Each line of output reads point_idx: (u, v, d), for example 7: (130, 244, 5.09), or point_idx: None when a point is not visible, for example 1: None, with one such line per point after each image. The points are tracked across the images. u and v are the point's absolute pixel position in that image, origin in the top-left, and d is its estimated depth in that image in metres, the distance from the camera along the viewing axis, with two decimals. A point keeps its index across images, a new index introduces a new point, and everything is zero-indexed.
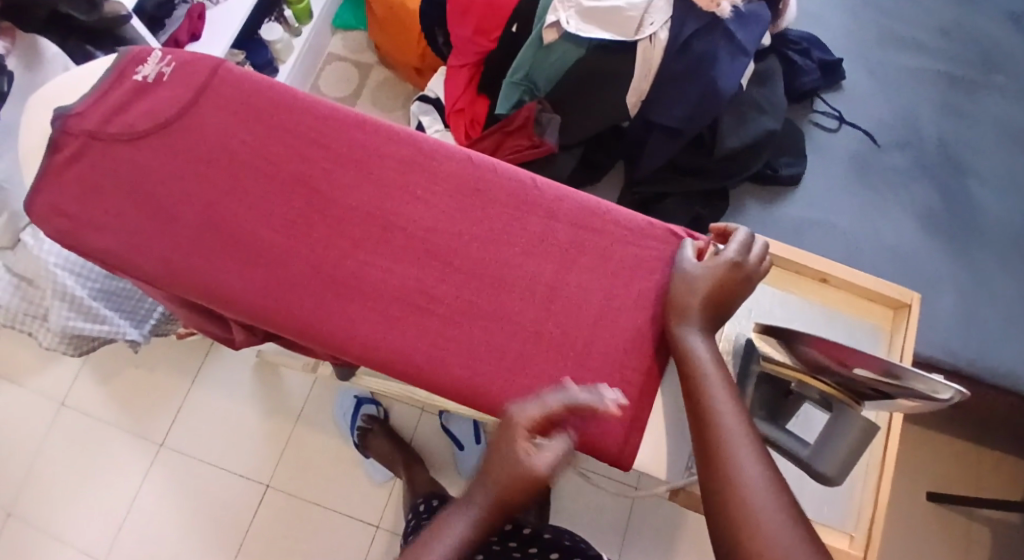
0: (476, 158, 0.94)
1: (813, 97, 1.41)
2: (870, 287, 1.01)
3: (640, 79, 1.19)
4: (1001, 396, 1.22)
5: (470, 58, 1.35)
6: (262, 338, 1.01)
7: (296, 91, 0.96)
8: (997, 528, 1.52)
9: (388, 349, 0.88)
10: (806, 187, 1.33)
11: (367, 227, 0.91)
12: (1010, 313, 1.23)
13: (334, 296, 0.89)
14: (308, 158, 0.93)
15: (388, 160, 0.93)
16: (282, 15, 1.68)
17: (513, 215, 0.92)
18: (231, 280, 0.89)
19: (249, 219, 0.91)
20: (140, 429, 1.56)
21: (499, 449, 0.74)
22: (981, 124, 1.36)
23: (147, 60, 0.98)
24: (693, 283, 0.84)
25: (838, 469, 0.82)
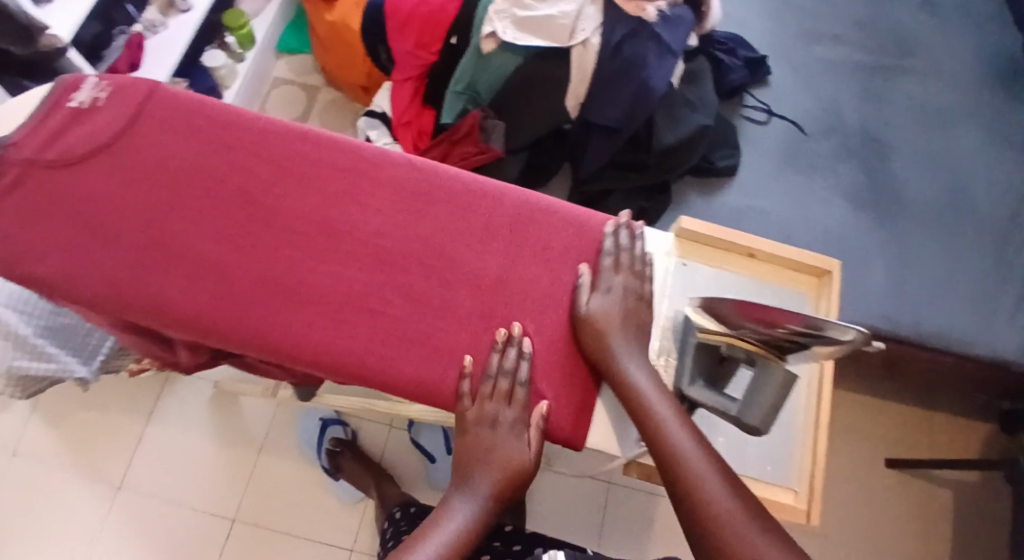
0: (417, 161, 0.97)
1: (743, 94, 1.46)
2: (792, 257, 1.01)
3: (577, 82, 1.22)
4: (936, 357, 1.29)
5: (412, 72, 1.37)
6: (206, 358, 0.99)
7: (234, 107, 0.97)
8: (954, 488, 1.58)
9: (339, 357, 0.88)
10: (745, 175, 1.38)
11: (310, 235, 0.92)
12: (932, 280, 1.31)
13: (282, 305, 0.89)
14: (249, 171, 0.94)
15: (330, 169, 0.95)
16: (223, 40, 1.68)
17: (456, 214, 0.94)
18: (175, 297, 0.88)
19: (192, 234, 0.91)
20: (99, 472, 1.54)
21: (486, 435, 0.86)
22: (898, 107, 1.45)
23: (82, 87, 0.98)
24: (612, 317, 0.89)
25: (764, 419, 0.83)
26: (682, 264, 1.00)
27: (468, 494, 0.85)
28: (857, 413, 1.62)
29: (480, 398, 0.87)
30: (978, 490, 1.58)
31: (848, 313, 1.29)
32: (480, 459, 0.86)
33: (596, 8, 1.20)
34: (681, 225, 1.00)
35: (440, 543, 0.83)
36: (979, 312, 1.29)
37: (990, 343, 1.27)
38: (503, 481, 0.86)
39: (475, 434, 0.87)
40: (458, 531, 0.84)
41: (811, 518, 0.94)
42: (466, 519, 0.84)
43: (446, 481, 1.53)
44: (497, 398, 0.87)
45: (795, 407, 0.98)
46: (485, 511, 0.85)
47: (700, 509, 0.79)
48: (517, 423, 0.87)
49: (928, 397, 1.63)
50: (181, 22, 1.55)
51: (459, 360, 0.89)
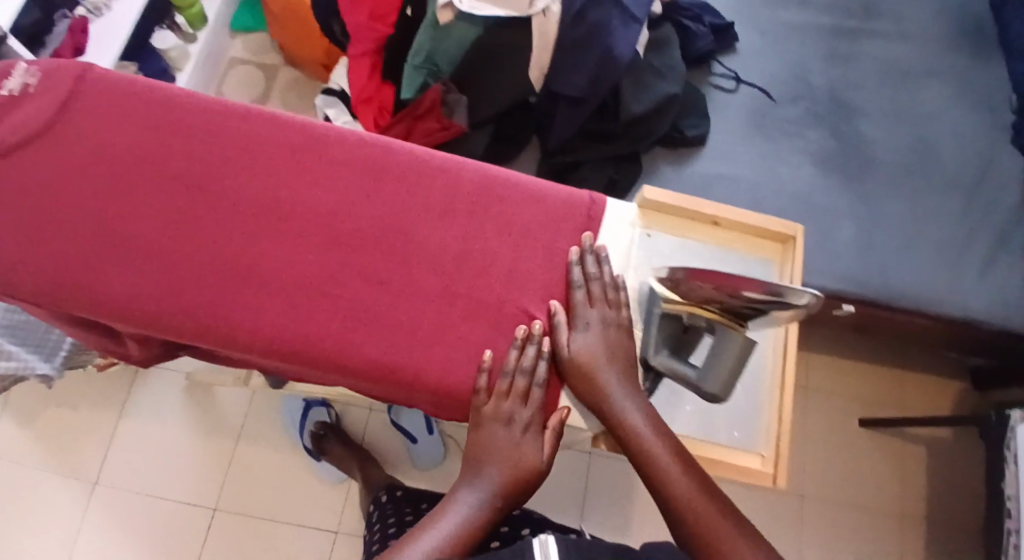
0: (367, 137, 0.94)
1: (710, 61, 1.43)
2: (756, 223, 0.98)
3: (540, 51, 1.19)
4: (905, 317, 1.30)
5: (368, 46, 1.32)
6: (158, 354, 0.95)
7: (172, 88, 0.93)
8: (928, 444, 1.60)
9: (299, 343, 0.86)
10: (714, 143, 1.36)
11: (261, 217, 0.89)
12: (901, 241, 1.31)
13: (233, 291, 0.87)
14: (192, 155, 0.90)
15: (275, 147, 0.91)
16: (175, 21, 1.62)
17: (411, 191, 0.92)
18: (120, 289, 0.86)
19: (135, 223, 0.88)
20: (72, 470, 1.50)
21: (499, 432, 0.84)
22: (865, 69, 1.44)
23: (11, 73, 0.93)
24: (597, 352, 0.86)
25: (724, 386, 0.85)
26: (646, 234, 0.97)
27: (475, 485, 0.83)
28: (833, 375, 1.63)
29: (496, 395, 0.86)
30: (951, 445, 1.60)
31: (820, 277, 1.28)
32: (490, 454, 0.84)
33: None
34: (644, 195, 0.98)
35: (439, 537, 0.79)
36: (946, 271, 1.30)
37: (958, 301, 1.28)
38: (512, 479, 0.83)
39: (489, 430, 0.85)
40: (463, 522, 0.80)
41: (777, 480, 0.92)
42: (467, 513, 0.81)
43: (430, 458, 1.51)
44: (514, 397, 0.86)
45: (759, 370, 0.96)
46: (490, 507, 0.82)
47: (681, 509, 0.81)
48: (532, 424, 0.85)
49: (901, 357, 1.64)
50: (128, 3, 1.48)
51: (425, 342, 0.87)
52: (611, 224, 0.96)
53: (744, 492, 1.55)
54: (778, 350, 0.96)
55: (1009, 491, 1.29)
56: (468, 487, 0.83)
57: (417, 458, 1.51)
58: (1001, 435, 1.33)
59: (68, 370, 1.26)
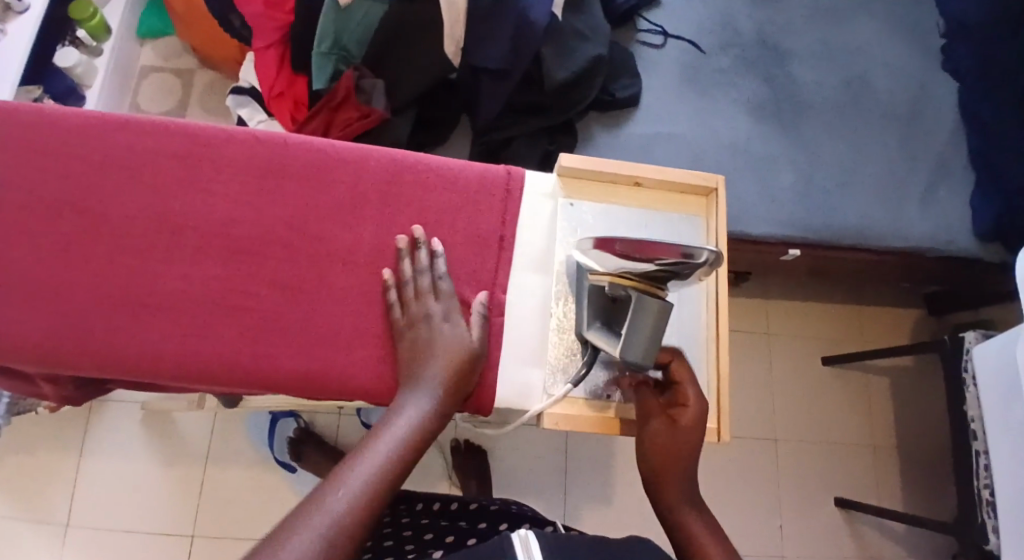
0: (260, 134, 0.87)
1: (635, 18, 1.39)
2: (678, 180, 0.93)
3: (452, 25, 1.15)
4: (855, 255, 1.30)
5: (273, 37, 1.26)
6: (82, 388, 0.89)
7: (39, 104, 0.85)
8: (894, 375, 1.61)
9: (225, 363, 0.81)
10: (646, 101, 1.33)
11: (160, 235, 0.83)
12: (844, 179, 1.30)
13: (142, 314, 0.81)
14: (71, 175, 0.83)
15: (163, 157, 0.84)
16: (75, 36, 1.51)
17: (315, 187, 0.86)
18: (18, 331, 0.80)
19: (29, 258, 0.82)
20: (34, 518, 1.41)
21: (425, 334, 0.81)
22: (790, 9, 1.42)
23: None
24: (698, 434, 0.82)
25: (646, 353, 0.78)
26: (568, 204, 0.92)
27: (416, 390, 0.78)
28: (799, 319, 1.63)
29: (408, 304, 0.82)
30: (918, 374, 1.61)
31: (770, 225, 1.26)
32: (423, 357, 0.80)
33: None
34: (562, 163, 0.91)
35: (392, 443, 0.74)
36: (887, 203, 1.29)
37: (903, 233, 1.28)
38: (456, 371, 0.79)
39: (411, 337, 0.81)
40: (411, 425, 0.76)
41: (721, 434, 0.90)
42: (419, 416, 0.76)
43: None
44: (422, 298, 0.82)
45: (693, 330, 0.93)
46: (438, 405, 0.78)
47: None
48: (449, 314, 0.82)
49: (858, 293, 1.65)
50: (21, 23, 1.39)
51: (360, 345, 0.83)
52: (528, 201, 0.91)
53: (719, 446, 1.54)
54: (711, 306, 0.93)
55: (973, 414, 1.31)
56: (413, 392, 0.78)
57: None
58: (958, 360, 1.34)
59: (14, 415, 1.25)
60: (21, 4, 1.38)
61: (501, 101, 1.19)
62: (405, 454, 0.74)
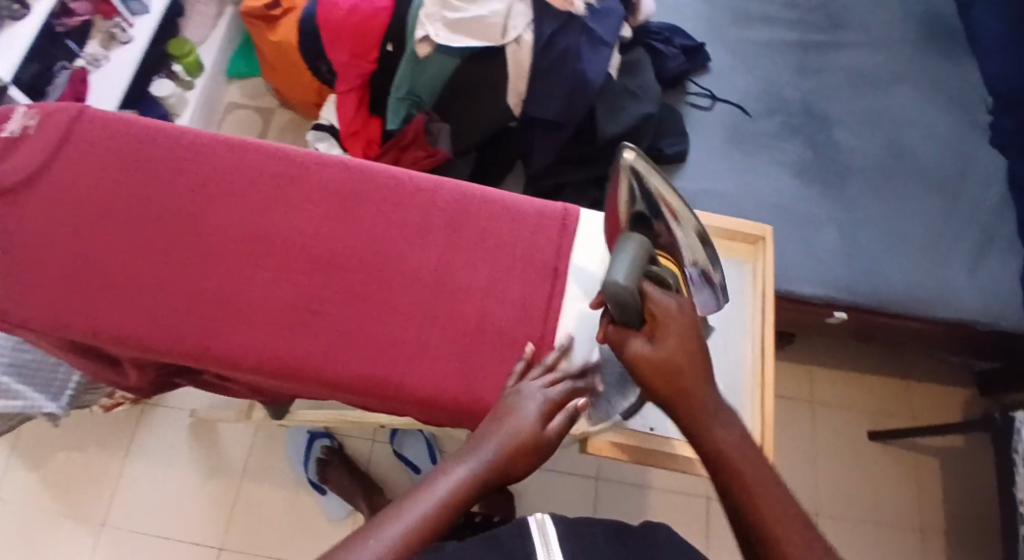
0: (348, 161, 0.99)
1: (685, 81, 1.49)
2: (725, 227, 1.02)
3: (515, 79, 1.25)
4: (904, 322, 1.33)
5: (354, 82, 1.38)
6: (157, 376, 0.98)
7: (161, 126, 0.98)
8: (941, 454, 1.61)
9: (289, 360, 0.89)
10: (693, 159, 1.41)
11: (248, 244, 0.93)
12: (888, 244, 1.35)
13: (222, 312, 0.90)
14: (181, 186, 0.95)
15: (262, 176, 0.96)
16: (171, 69, 1.69)
17: (391, 209, 0.96)
18: (111, 318, 0.89)
19: (127, 255, 0.92)
20: (80, 513, 1.49)
21: (522, 400, 0.82)
22: (836, 79, 1.50)
23: (12, 117, 0.98)
24: (693, 342, 0.78)
25: (629, 272, 0.75)
26: None
27: (483, 447, 0.78)
28: (837, 387, 1.66)
29: (527, 379, 0.86)
30: (965, 453, 1.61)
31: (812, 286, 1.31)
32: (510, 419, 0.80)
33: (524, 5, 1.23)
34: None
35: (430, 507, 0.73)
36: (932, 269, 1.33)
37: (950, 303, 1.30)
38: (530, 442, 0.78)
39: (511, 399, 0.83)
40: (465, 482, 0.75)
41: None
42: (458, 482, 0.75)
43: None
44: (544, 380, 0.85)
45: (739, 375, 0.95)
46: (497, 473, 0.77)
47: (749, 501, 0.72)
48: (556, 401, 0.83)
49: (902, 363, 1.67)
50: (126, 53, 1.55)
51: (412, 357, 0.90)
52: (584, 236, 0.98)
53: None
54: (756, 345, 0.96)
55: None
56: (457, 461, 0.77)
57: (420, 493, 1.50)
58: (1009, 437, 1.35)
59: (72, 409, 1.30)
60: (125, 35, 1.55)
61: (553, 151, 1.30)
62: (454, 503, 0.74)
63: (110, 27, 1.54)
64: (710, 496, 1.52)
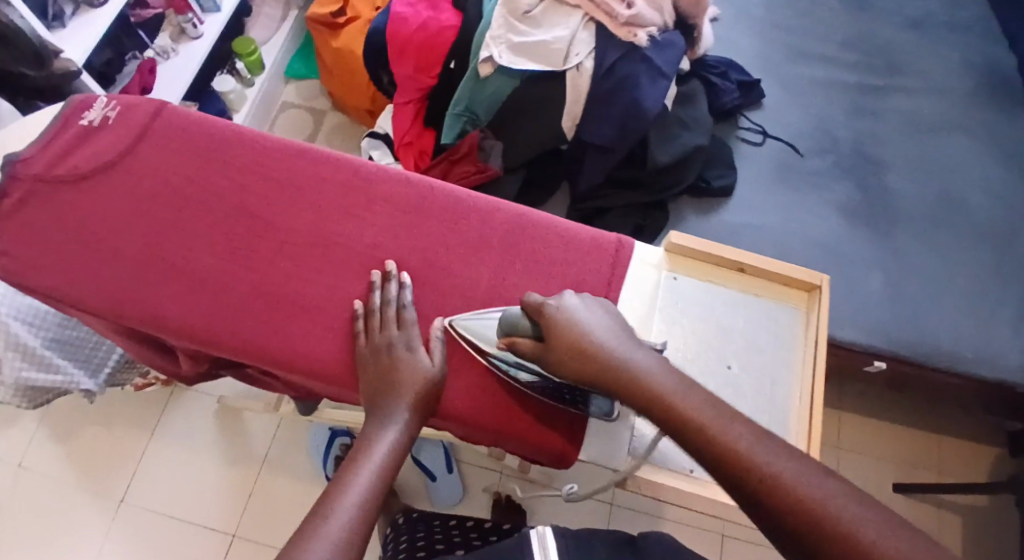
0: (411, 176, 0.98)
1: (737, 115, 1.50)
2: (781, 272, 1.00)
3: (572, 104, 1.27)
4: (945, 377, 1.30)
5: (413, 95, 1.42)
6: (209, 368, 1.00)
7: (235, 127, 1.00)
8: (967, 512, 1.57)
9: (338, 366, 0.89)
10: (740, 193, 1.41)
11: (311, 247, 0.93)
12: (933, 295, 1.33)
13: (279, 314, 0.90)
14: (249, 187, 0.96)
15: (327, 184, 0.96)
16: (234, 67, 1.74)
17: (450, 226, 0.95)
18: (173, 309, 0.89)
19: (191, 248, 0.92)
20: (102, 488, 1.50)
21: (394, 356, 0.86)
22: (891, 125, 1.49)
23: (93, 106, 1.01)
24: (577, 321, 0.82)
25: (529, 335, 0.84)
26: (671, 277, 1.01)
27: (393, 413, 0.82)
28: (863, 434, 1.63)
29: (373, 329, 0.88)
30: (990, 513, 1.57)
31: (852, 331, 1.30)
32: (390, 381, 0.84)
33: (589, 33, 1.26)
34: (671, 240, 1.01)
35: (371, 471, 0.77)
36: (977, 325, 1.31)
37: (995, 361, 1.28)
38: (421, 394, 0.84)
39: (376, 360, 0.86)
40: (391, 448, 0.80)
41: None
42: (392, 443, 0.80)
43: (449, 499, 1.51)
44: (388, 325, 0.88)
45: (787, 423, 0.94)
46: (408, 429, 0.82)
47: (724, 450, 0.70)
48: (406, 343, 0.87)
49: (934, 415, 1.65)
50: (193, 48, 1.60)
51: (455, 373, 0.89)
52: (635, 267, 1.01)
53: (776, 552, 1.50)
54: (805, 401, 0.95)
55: None
56: (384, 428, 0.81)
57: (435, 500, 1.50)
58: None
59: (107, 386, 1.35)
60: (195, 31, 1.59)
61: (602, 174, 1.30)
62: (389, 469, 0.79)
63: (182, 22, 1.58)
64: (725, 535, 1.50)
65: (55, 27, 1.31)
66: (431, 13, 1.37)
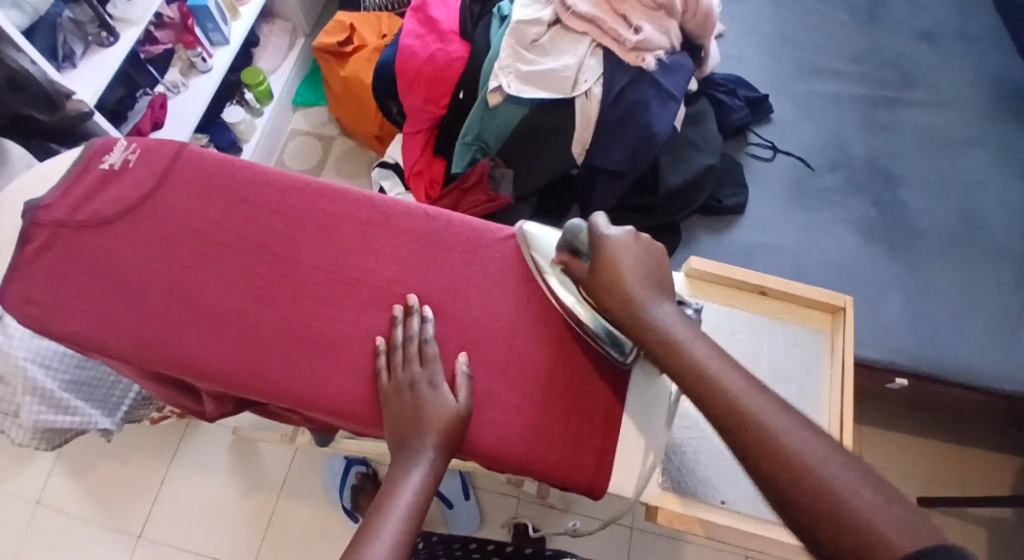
0: (431, 211, 0.97)
1: (747, 133, 1.49)
2: (803, 294, 1.01)
3: (581, 131, 1.27)
4: (967, 393, 1.28)
5: (423, 124, 1.43)
6: (233, 407, 1.00)
7: (256, 166, 0.98)
8: (993, 526, 1.53)
9: (359, 404, 0.88)
10: (753, 211, 1.40)
11: (332, 285, 0.93)
12: (952, 310, 1.31)
13: (303, 354, 0.90)
14: (271, 226, 0.95)
15: (348, 221, 0.95)
16: (243, 97, 1.74)
17: (470, 259, 0.95)
18: (199, 351, 0.89)
19: (215, 290, 0.92)
20: (119, 522, 1.50)
21: (417, 396, 0.85)
22: (903, 138, 1.48)
23: (112, 149, 0.99)
24: (626, 259, 0.83)
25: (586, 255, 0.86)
26: None
27: (418, 455, 0.82)
28: (884, 449, 1.60)
29: (395, 369, 0.87)
30: (1016, 527, 1.53)
31: (871, 349, 1.28)
32: (415, 421, 0.84)
33: (597, 60, 1.25)
34: (691, 264, 1.03)
35: (398, 518, 0.79)
36: (1000, 342, 1.28)
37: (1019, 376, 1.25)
38: (446, 432, 0.84)
39: (400, 401, 0.86)
40: (415, 491, 0.80)
41: None
42: (417, 487, 0.81)
43: (466, 525, 1.48)
44: (411, 362, 0.87)
45: None
46: (434, 470, 0.82)
47: (762, 439, 0.69)
48: (430, 380, 0.86)
49: (955, 428, 1.61)
50: (203, 83, 1.61)
51: (478, 407, 0.88)
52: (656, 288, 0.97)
53: None
54: (833, 423, 0.95)
55: None
56: (409, 470, 0.82)
57: (452, 525, 1.48)
58: None
59: (124, 424, 1.34)
60: (204, 65, 1.60)
61: (613, 200, 1.31)
62: (413, 513, 0.80)
63: (190, 56, 1.60)
64: (747, 557, 1.47)
65: (66, 68, 1.32)
66: (440, 44, 1.38)
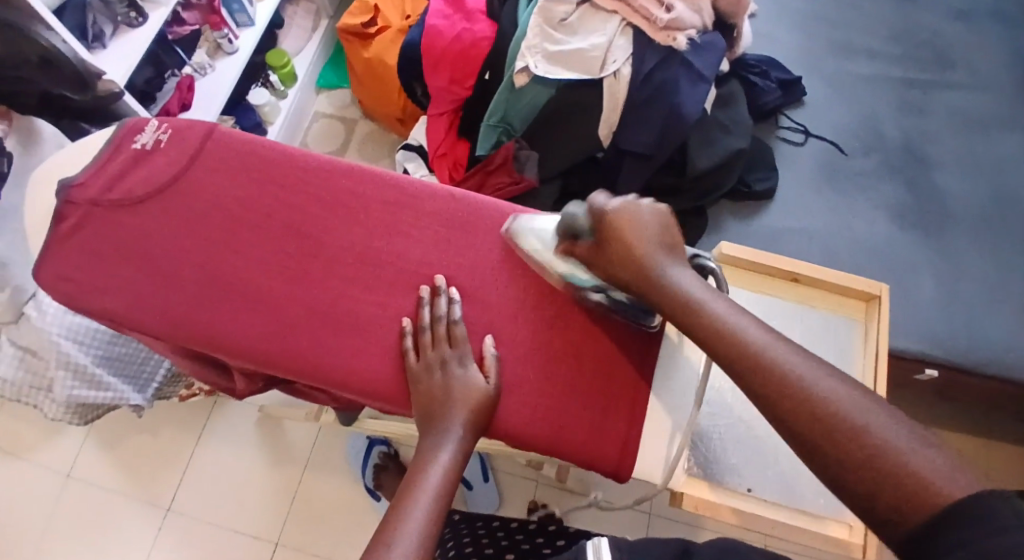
0: (458, 193, 0.96)
1: (778, 115, 1.47)
2: (838, 281, 1.00)
3: (609, 111, 1.25)
4: (997, 383, 1.25)
5: (447, 106, 1.42)
6: (263, 385, 1.00)
7: (285, 146, 0.98)
8: None
9: (387, 385, 0.88)
10: (783, 195, 1.38)
11: (359, 266, 0.92)
12: (985, 298, 1.28)
13: (331, 334, 0.90)
14: (300, 207, 0.95)
15: (375, 202, 0.95)
16: (268, 79, 1.75)
17: (497, 241, 0.94)
18: (230, 330, 0.89)
19: (247, 269, 0.92)
20: (147, 496, 1.52)
21: (445, 377, 0.85)
22: (939, 120, 1.44)
23: (143, 129, 1.00)
24: (636, 228, 0.82)
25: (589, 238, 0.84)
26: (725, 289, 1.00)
27: (447, 435, 0.82)
28: None
29: (423, 348, 0.87)
30: None
31: (901, 337, 1.26)
32: (444, 401, 0.84)
33: (626, 39, 1.23)
34: (721, 250, 1.01)
35: (429, 496, 0.79)
36: None
37: None
38: (475, 413, 0.84)
39: (428, 381, 0.86)
40: (445, 470, 0.81)
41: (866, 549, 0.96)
42: (447, 465, 0.81)
43: (485, 507, 1.49)
44: (439, 342, 0.87)
45: None
46: (463, 449, 0.82)
47: (792, 397, 0.68)
48: (458, 360, 0.86)
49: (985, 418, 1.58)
50: (229, 64, 1.61)
51: (506, 389, 0.87)
52: None
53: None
54: None
55: None
56: (439, 449, 0.82)
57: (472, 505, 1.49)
58: None
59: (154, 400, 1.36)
60: (231, 46, 1.61)
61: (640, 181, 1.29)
62: (444, 491, 0.80)
63: (217, 37, 1.59)
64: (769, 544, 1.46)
65: (96, 48, 1.32)
66: (465, 24, 1.36)
